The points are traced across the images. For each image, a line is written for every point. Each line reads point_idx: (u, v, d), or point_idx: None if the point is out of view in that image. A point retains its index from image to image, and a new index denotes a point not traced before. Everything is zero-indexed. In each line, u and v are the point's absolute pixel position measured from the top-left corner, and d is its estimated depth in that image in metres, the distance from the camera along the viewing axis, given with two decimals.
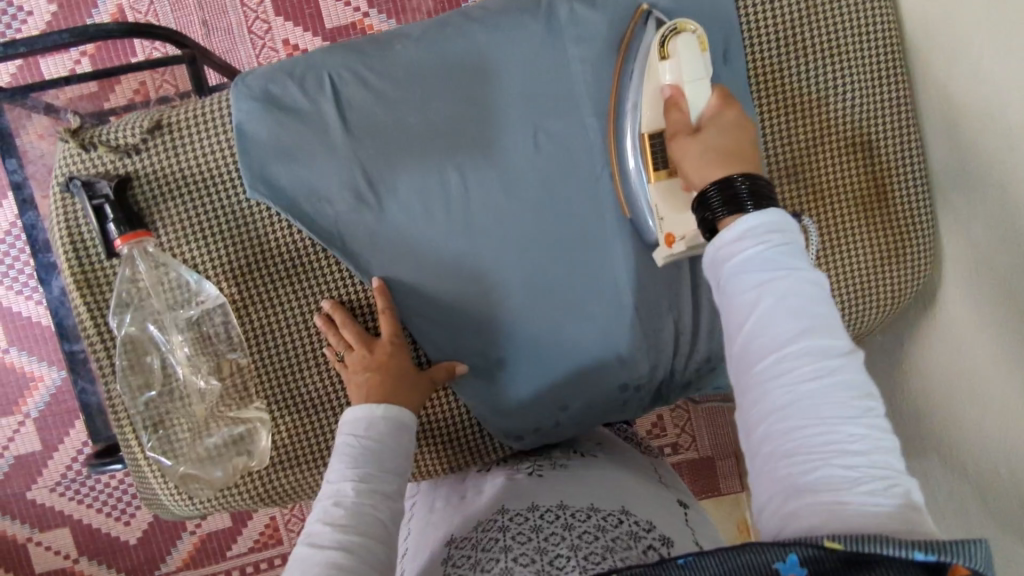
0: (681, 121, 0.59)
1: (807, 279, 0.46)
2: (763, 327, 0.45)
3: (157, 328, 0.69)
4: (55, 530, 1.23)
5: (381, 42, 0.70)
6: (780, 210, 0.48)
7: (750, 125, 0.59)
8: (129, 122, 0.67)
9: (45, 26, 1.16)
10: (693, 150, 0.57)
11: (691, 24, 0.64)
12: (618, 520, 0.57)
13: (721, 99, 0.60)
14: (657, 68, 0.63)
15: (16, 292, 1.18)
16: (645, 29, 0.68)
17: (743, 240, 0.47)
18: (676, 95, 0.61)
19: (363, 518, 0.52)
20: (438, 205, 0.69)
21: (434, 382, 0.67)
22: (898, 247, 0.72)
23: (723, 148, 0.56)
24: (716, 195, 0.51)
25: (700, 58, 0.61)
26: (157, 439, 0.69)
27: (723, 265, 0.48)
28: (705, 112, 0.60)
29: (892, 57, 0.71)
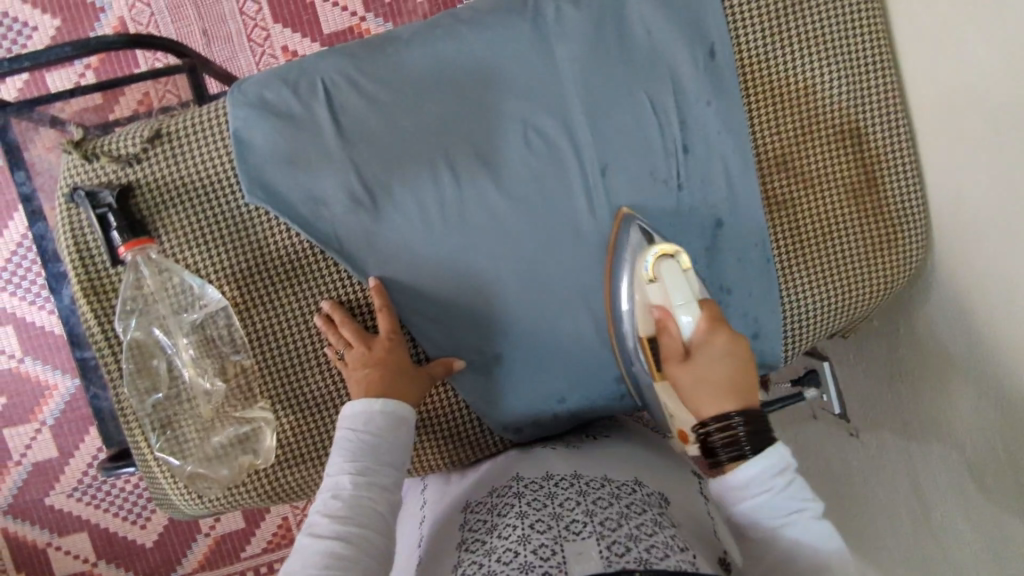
0: (671, 347, 0.60)
1: (795, 495, 0.53)
2: (779, 555, 0.52)
3: (161, 332, 0.71)
4: (73, 535, 1.25)
5: (373, 48, 0.71)
6: (776, 445, 0.53)
7: (743, 341, 0.58)
8: (129, 132, 0.69)
9: (49, 41, 1.18)
10: (688, 392, 0.58)
11: (673, 247, 0.65)
12: (632, 489, 0.60)
13: (711, 319, 0.59)
14: (645, 292, 0.64)
15: (30, 302, 1.21)
16: (628, 235, 0.69)
17: (745, 488, 0.53)
18: (666, 320, 0.61)
19: (362, 510, 0.55)
20: (433, 205, 0.70)
21: (430, 377, 0.69)
22: (890, 234, 0.73)
23: (715, 389, 0.56)
24: (715, 433, 0.55)
25: (685, 280, 0.62)
26: (165, 440, 0.71)
27: (736, 501, 0.54)
28: (694, 334, 0.59)
29: (879, 47, 0.71)
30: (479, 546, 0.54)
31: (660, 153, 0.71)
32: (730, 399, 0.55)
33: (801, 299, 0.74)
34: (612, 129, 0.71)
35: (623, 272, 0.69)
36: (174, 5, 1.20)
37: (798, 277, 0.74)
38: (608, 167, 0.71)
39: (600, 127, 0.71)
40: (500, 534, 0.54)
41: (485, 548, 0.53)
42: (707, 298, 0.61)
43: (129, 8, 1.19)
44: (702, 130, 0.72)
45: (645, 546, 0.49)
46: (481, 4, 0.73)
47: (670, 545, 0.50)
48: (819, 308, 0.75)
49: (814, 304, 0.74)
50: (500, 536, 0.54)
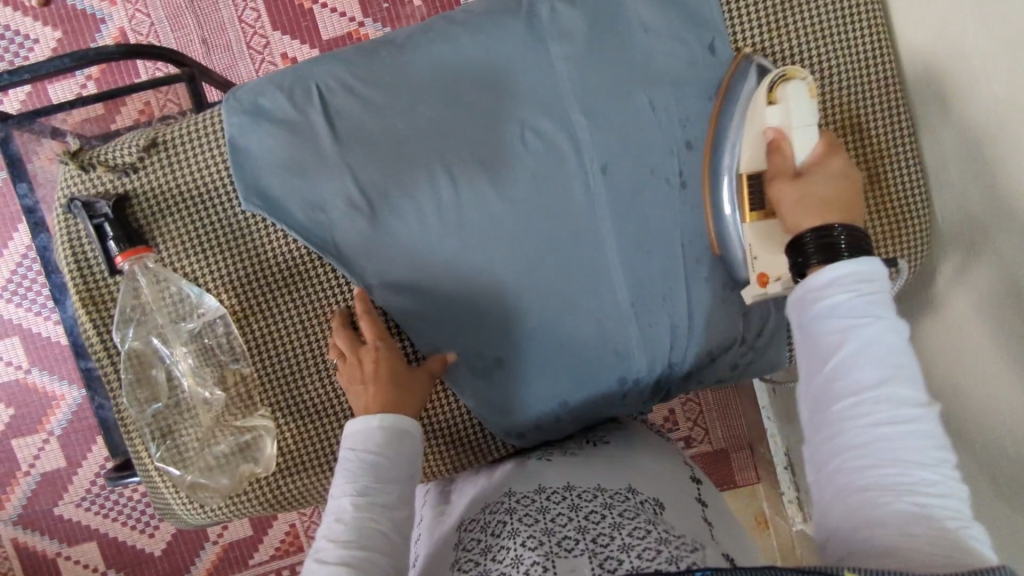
0: (783, 164, 0.61)
1: (889, 330, 0.49)
2: (849, 369, 0.48)
3: (160, 341, 0.70)
4: (82, 544, 1.25)
5: (367, 52, 0.71)
6: (874, 259, 0.51)
7: (854, 174, 0.61)
8: (125, 141, 0.68)
9: (51, 52, 1.19)
10: (791, 202, 0.58)
11: (801, 72, 0.64)
12: (625, 497, 0.59)
13: (827, 145, 0.61)
14: (763, 111, 0.63)
15: (36, 313, 1.22)
16: (745, 77, 0.68)
17: (828, 287, 0.51)
18: (784, 137, 0.61)
19: (364, 532, 0.54)
20: (430, 208, 0.70)
21: (433, 377, 0.68)
22: (893, 230, 0.72)
23: (823, 199, 0.58)
24: (812, 237, 0.54)
25: (811, 106, 0.61)
26: (165, 450, 0.70)
27: (810, 306, 0.51)
28: (809, 158, 0.61)
29: (878, 40, 0.71)
30: (473, 567, 0.54)
31: (660, 151, 0.70)
32: (831, 214, 0.57)
33: None
34: (610, 128, 0.70)
35: (728, 127, 0.67)
36: (174, 15, 1.21)
37: None
38: (607, 167, 0.70)
39: (598, 126, 0.70)
40: (495, 557, 0.53)
41: (480, 570, 0.53)
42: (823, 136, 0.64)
43: (129, 19, 1.20)
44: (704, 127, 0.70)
45: (636, 555, 0.50)
46: (475, 6, 0.73)
47: (663, 546, 0.51)
48: None
49: None
50: (495, 560, 0.53)
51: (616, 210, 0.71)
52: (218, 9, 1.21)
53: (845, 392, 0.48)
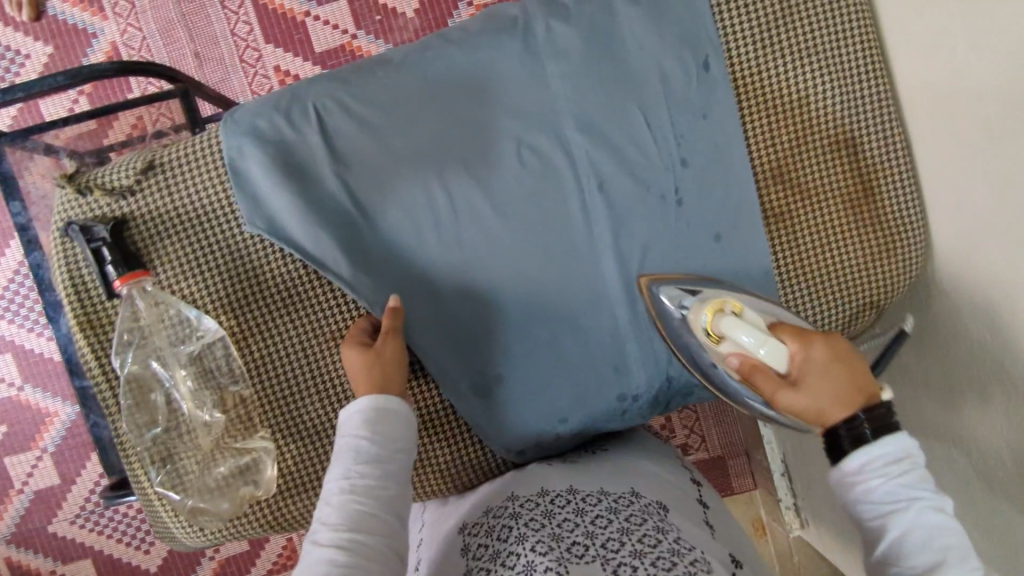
0: (772, 383, 0.56)
1: (930, 507, 0.49)
2: (900, 554, 0.49)
3: (159, 364, 0.70)
4: (77, 562, 1.24)
5: (363, 71, 0.71)
6: (898, 434, 0.51)
7: (840, 342, 0.56)
8: (123, 165, 0.69)
9: (42, 68, 1.18)
10: (811, 414, 0.54)
11: (716, 300, 0.61)
12: (629, 501, 0.60)
13: (798, 338, 0.56)
14: (717, 353, 0.60)
15: (29, 329, 1.21)
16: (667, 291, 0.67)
17: (858, 470, 0.52)
18: (752, 362, 0.57)
19: (350, 512, 0.53)
20: (429, 226, 0.70)
21: (395, 334, 0.67)
22: (888, 244, 0.72)
23: (835, 392, 0.54)
24: (843, 438, 0.53)
25: (748, 322, 0.57)
26: (164, 474, 0.70)
27: (848, 491, 0.52)
28: (790, 361, 0.56)
29: (871, 55, 0.71)
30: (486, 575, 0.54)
31: (657, 168, 0.71)
32: (850, 398, 0.53)
33: (801, 310, 0.74)
34: (607, 145, 0.70)
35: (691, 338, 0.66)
36: (166, 29, 1.20)
37: (796, 288, 0.74)
38: (605, 184, 0.71)
39: (596, 142, 0.70)
40: (504, 563, 0.53)
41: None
42: (781, 326, 0.59)
43: (121, 33, 1.19)
44: (700, 143, 0.71)
45: (652, 563, 0.50)
46: (471, 24, 0.73)
47: (677, 558, 0.50)
48: (816, 320, 0.74)
49: (815, 316, 0.74)
50: (505, 566, 0.53)
51: (615, 225, 0.71)
52: (210, 23, 1.21)
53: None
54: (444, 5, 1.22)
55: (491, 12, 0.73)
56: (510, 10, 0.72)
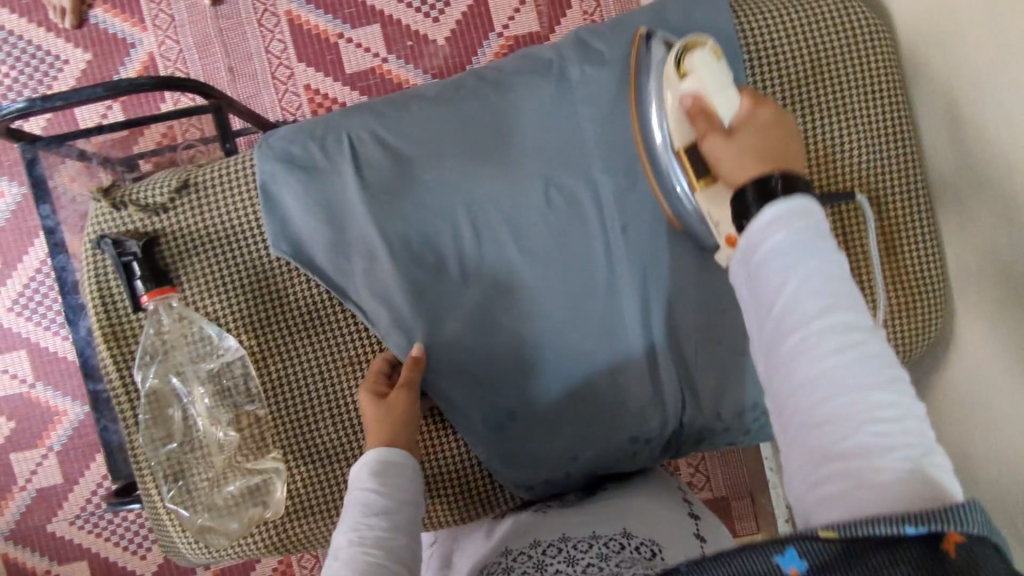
0: (711, 123, 0.59)
1: (829, 263, 0.47)
2: (794, 306, 0.47)
3: (178, 380, 0.71)
4: (73, 563, 1.24)
5: (397, 104, 0.73)
6: (807, 198, 0.50)
7: (784, 123, 0.60)
8: (157, 182, 0.70)
9: (80, 74, 1.21)
10: (729, 159, 0.57)
11: (701, 41, 0.64)
12: (621, 544, 0.59)
13: (752, 99, 0.60)
14: (676, 87, 0.62)
15: (45, 328, 1.22)
16: (652, 51, 0.68)
17: (766, 226, 0.49)
18: (702, 103, 0.60)
19: (359, 563, 0.53)
20: (452, 258, 0.71)
21: (412, 387, 0.67)
22: (908, 302, 0.71)
23: (758, 148, 0.57)
24: (751, 188, 0.53)
25: (720, 68, 0.61)
26: (176, 490, 0.70)
27: (751, 255, 0.50)
28: (738, 115, 0.59)
29: (897, 115, 0.71)
30: None
31: None
32: (768, 160, 0.56)
33: None
34: (632, 189, 0.71)
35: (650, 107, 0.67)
36: (203, 43, 1.24)
37: None
38: (627, 227, 0.72)
39: (620, 184, 0.71)
40: None
41: None
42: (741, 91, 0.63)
43: (159, 45, 1.23)
44: None
45: None
46: (504, 64, 0.75)
47: None
48: None
49: None
50: None
51: (636, 268, 0.72)
52: (246, 40, 1.24)
53: (793, 331, 0.47)
54: (474, 35, 1.25)
55: (525, 53, 0.75)
56: (545, 52, 0.74)
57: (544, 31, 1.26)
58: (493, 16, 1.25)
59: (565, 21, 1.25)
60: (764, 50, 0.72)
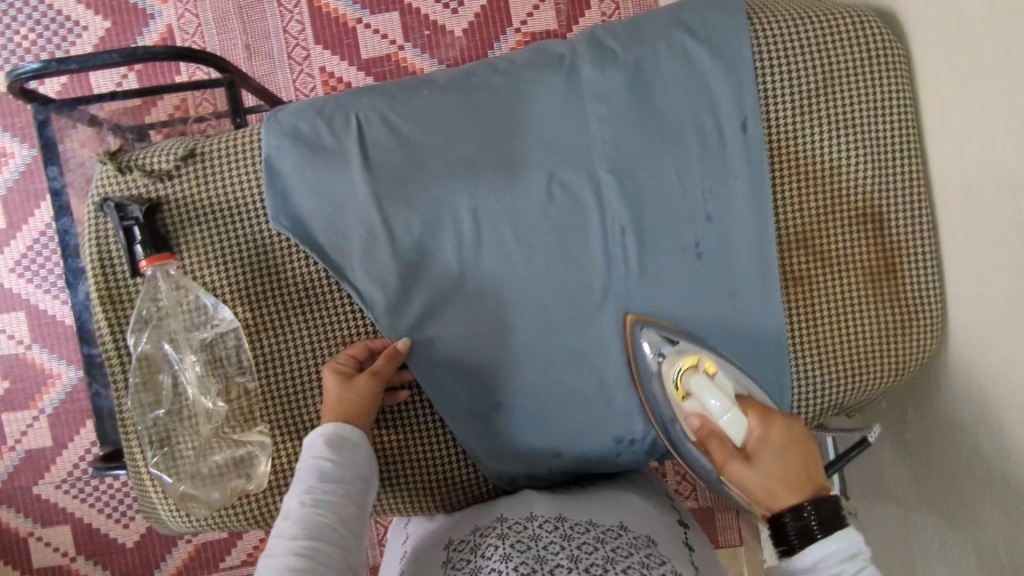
0: (725, 448, 0.59)
1: None
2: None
3: (171, 347, 0.71)
4: (56, 527, 1.25)
5: (408, 89, 0.73)
6: (847, 531, 0.51)
7: (799, 430, 0.58)
8: (165, 149, 0.71)
9: (98, 41, 1.22)
10: (758, 494, 0.56)
11: (695, 356, 0.67)
12: (617, 534, 0.59)
13: (758, 413, 0.60)
14: (682, 408, 0.66)
15: (45, 291, 1.23)
16: (642, 341, 0.70)
17: (811, 567, 0.50)
18: (711, 426, 0.61)
19: (311, 525, 0.55)
20: (452, 246, 0.71)
21: (381, 377, 0.68)
22: (904, 320, 0.72)
23: (784, 474, 0.55)
24: (789, 522, 0.53)
25: (717, 386, 0.62)
26: (161, 456, 0.71)
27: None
28: (745, 430, 0.59)
29: (905, 132, 0.71)
30: None
31: (683, 219, 0.71)
32: (795, 485, 0.54)
33: (809, 376, 0.73)
34: (636, 190, 0.71)
35: (664, 405, 0.69)
36: (221, 18, 1.24)
37: (807, 356, 0.73)
38: (628, 230, 0.71)
39: (624, 184, 0.71)
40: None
41: None
42: (750, 399, 0.62)
43: (178, 17, 1.23)
44: (726, 201, 0.72)
45: None
46: (517, 56, 0.75)
47: None
48: (824, 389, 0.74)
49: (821, 380, 0.73)
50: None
51: (633, 269, 0.72)
52: (265, 18, 1.24)
53: None
54: (491, 29, 1.25)
55: (539, 47, 0.75)
56: (559, 48, 0.74)
57: (562, 30, 1.26)
58: (512, 11, 1.25)
59: (583, 21, 1.25)
60: (778, 58, 0.71)
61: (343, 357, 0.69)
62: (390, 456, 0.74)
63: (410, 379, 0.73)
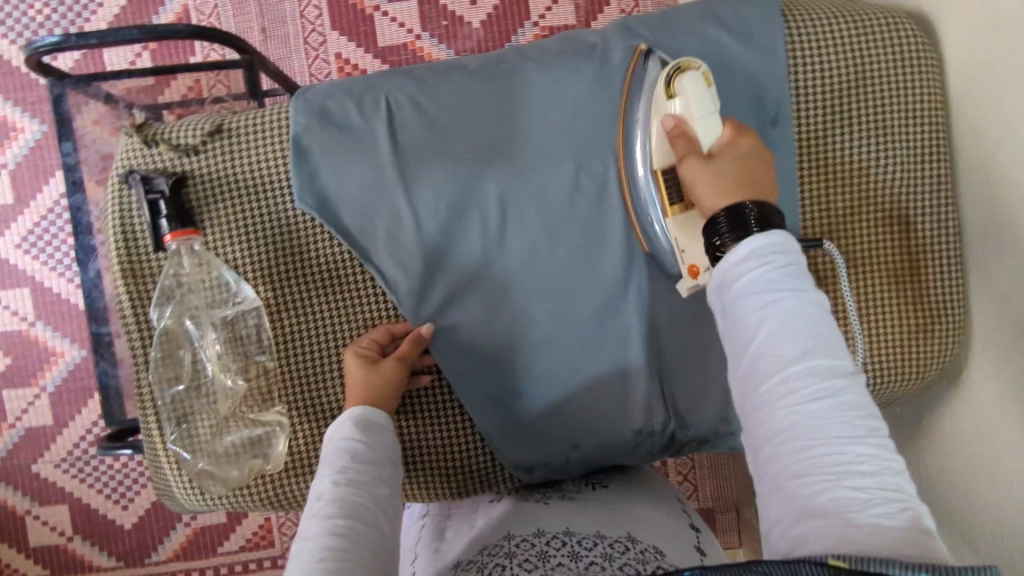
0: (690, 146, 0.58)
1: (811, 304, 0.48)
2: (770, 348, 0.47)
3: (192, 324, 0.71)
4: (54, 506, 1.24)
5: (437, 72, 0.73)
6: (786, 233, 0.51)
7: (763, 153, 0.59)
8: (192, 124, 0.70)
9: (113, 19, 1.21)
10: (704, 183, 0.57)
11: (696, 63, 0.62)
12: (625, 547, 0.58)
13: (733, 128, 0.59)
14: (664, 106, 0.62)
15: (51, 269, 1.22)
16: (648, 70, 0.69)
17: (743, 262, 0.50)
18: (685, 126, 0.59)
19: (347, 503, 0.55)
20: (476, 231, 0.70)
21: (406, 362, 0.68)
22: (926, 322, 0.72)
23: (734, 176, 0.56)
24: (724, 218, 0.53)
25: (708, 95, 0.59)
26: (179, 433, 0.70)
27: (730, 283, 0.50)
28: (716, 141, 0.59)
29: (935, 133, 0.71)
30: None
31: None
32: (744, 190, 0.56)
33: None
34: None
35: (637, 120, 0.68)
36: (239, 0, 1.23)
37: None
38: None
39: None
40: None
41: None
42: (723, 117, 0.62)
43: None
44: None
45: None
46: (548, 44, 0.75)
47: None
48: None
49: None
50: None
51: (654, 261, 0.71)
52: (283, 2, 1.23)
53: (769, 371, 0.47)
54: (509, 21, 1.24)
55: (569, 36, 0.75)
56: (590, 38, 0.74)
57: (580, 25, 1.25)
58: (531, 5, 1.24)
59: (602, 17, 1.25)
60: (810, 56, 0.71)
61: (365, 341, 0.70)
62: (407, 442, 0.74)
63: (431, 363, 0.72)
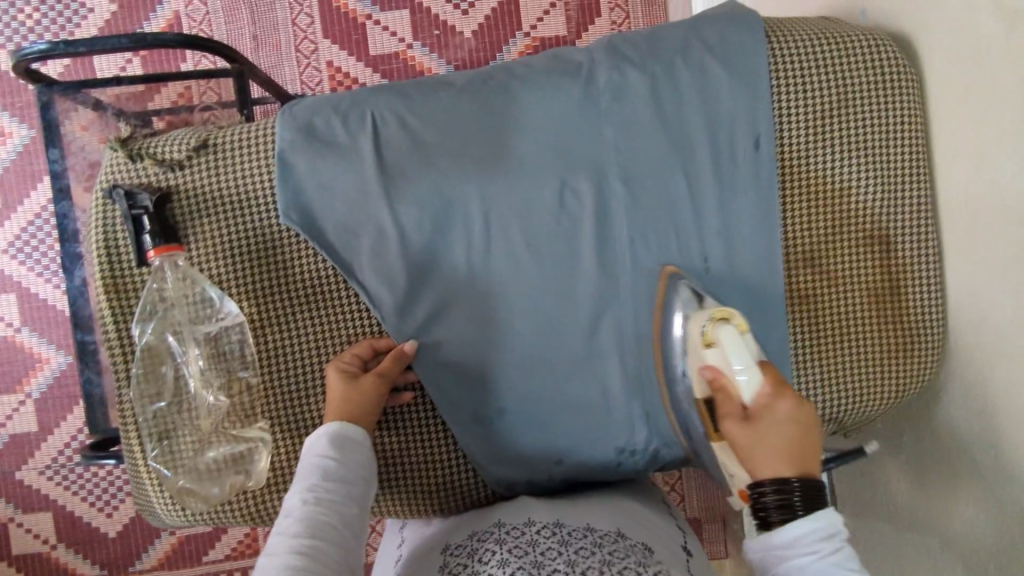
0: (730, 404, 0.56)
1: None
2: None
3: (175, 339, 0.71)
4: (38, 513, 1.23)
5: (425, 89, 0.73)
6: (830, 513, 0.51)
7: (809, 409, 0.55)
8: (177, 139, 0.70)
9: (103, 24, 1.20)
10: (746, 454, 0.55)
11: (728, 309, 0.61)
12: (614, 539, 0.59)
13: (773, 381, 0.56)
14: (700, 354, 0.60)
15: (38, 274, 1.21)
16: (678, 293, 0.68)
17: (790, 545, 0.50)
18: (721, 383, 0.57)
19: (314, 522, 0.55)
20: (461, 248, 0.71)
21: (386, 378, 0.68)
22: (905, 343, 0.73)
23: (779, 445, 0.53)
24: (768, 494, 0.52)
25: (742, 342, 0.58)
26: (159, 450, 0.70)
27: (775, 560, 0.51)
28: (756, 394, 0.55)
29: (916, 156, 0.71)
30: None
31: (692, 233, 0.72)
32: (792, 464, 0.53)
33: (810, 395, 0.75)
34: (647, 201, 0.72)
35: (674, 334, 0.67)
36: (230, 8, 1.23)
37: (809, 374, 0.74)
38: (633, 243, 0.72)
39: (634, 195, 0.72)
40: None
41: None
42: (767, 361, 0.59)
43: (186, 4, 1.22)
44: (736, 216, 0.72)
45: None
46: (535, 62, 0.75)
47: None
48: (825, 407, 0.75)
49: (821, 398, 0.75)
50: None
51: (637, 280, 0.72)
52: (274, 9, 1.23)
53: None
54: (500, 32, 1.25)
55: (556, 54, 0.75)
56: (576, 56, 0.75)
57: (571, 36, 1.26)
58: (523, 15, 1.25)
59: (593, 28, 1.26)
60: (793, 78, 0.72)
61: (347, 356, 0.69)
62: (389, 459, 0.74)
63: (414, 379, 0.73)
